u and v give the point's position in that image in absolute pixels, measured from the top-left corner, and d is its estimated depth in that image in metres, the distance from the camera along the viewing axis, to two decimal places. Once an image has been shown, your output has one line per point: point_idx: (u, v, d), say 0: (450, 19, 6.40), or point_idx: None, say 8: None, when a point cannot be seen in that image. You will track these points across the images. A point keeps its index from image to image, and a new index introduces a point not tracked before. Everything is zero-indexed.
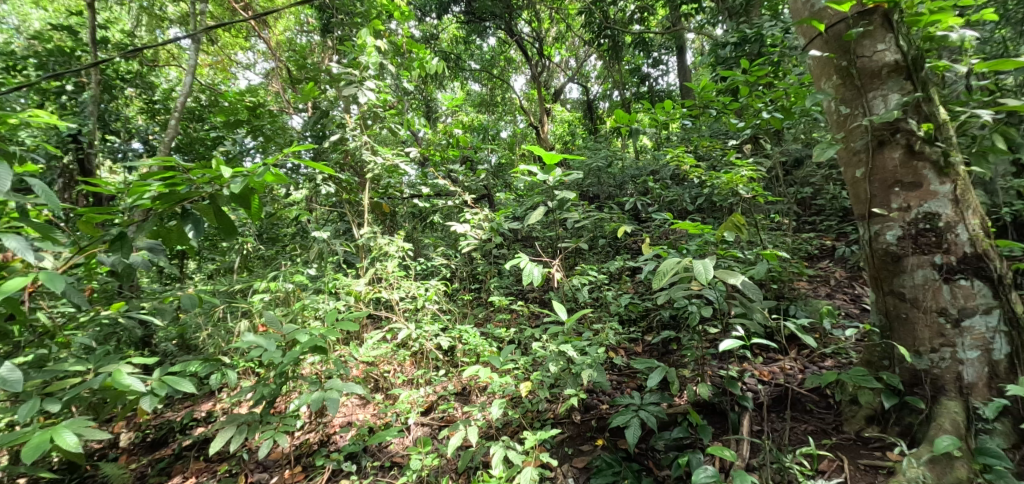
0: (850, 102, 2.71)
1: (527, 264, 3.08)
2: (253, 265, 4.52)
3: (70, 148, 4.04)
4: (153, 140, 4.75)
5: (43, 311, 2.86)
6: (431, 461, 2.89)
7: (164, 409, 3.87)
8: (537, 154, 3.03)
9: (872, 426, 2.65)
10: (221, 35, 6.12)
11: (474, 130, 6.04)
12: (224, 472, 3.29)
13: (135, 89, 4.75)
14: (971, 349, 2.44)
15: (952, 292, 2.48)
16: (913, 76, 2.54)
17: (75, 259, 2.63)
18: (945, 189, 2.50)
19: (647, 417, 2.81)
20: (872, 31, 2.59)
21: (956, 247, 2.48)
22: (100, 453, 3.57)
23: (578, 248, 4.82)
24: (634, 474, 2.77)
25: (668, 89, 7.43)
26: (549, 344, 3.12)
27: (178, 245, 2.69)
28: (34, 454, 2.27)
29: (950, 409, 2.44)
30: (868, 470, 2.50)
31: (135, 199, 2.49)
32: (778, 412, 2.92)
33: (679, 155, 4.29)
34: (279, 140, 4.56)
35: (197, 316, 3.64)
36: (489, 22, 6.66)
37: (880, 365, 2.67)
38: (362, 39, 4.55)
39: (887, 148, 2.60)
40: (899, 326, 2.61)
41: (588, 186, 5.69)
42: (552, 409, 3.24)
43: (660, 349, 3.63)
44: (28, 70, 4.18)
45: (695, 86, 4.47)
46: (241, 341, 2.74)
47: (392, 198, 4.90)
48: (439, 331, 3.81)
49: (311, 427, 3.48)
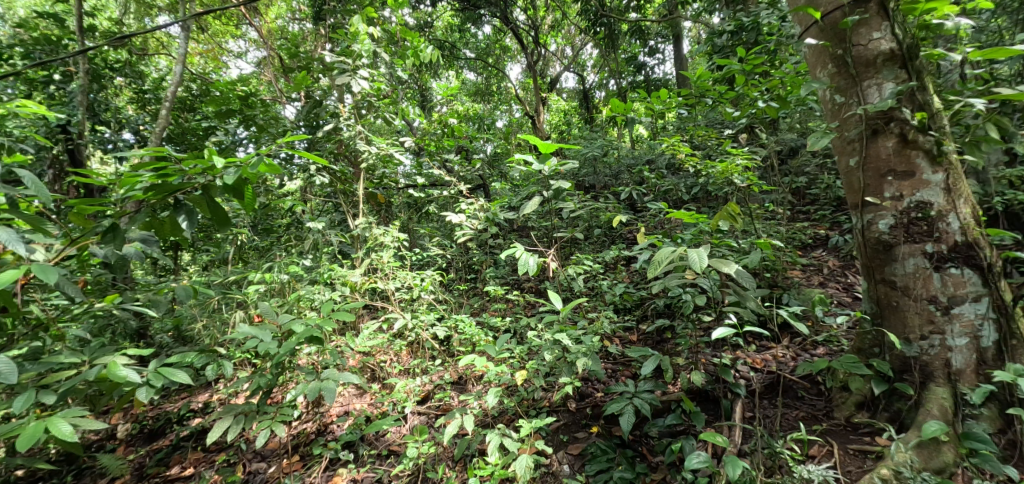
0: (844, 91, 2.72)
1: (523, 253, 3.08)
2: (248, 257, 4.57)
3: (59, 139, 4.00)
4: (144, 130, 4.79)
5: (36, 304, 2.80)
6: (426, 449, 2.95)
7: (161, 400, 3.90)
8: (533, 143, 3.02)
9: (862, 412, 2.69)
10: (211, 22, 6.10)
11: (469, 120, 6.06)
12: (223, 462, 3.31)
13: (124, 78, 4.72)
14: (960, 336, 2.48)
15: (942, 280, 2.50)
16: (908, 65, 2.54)
17: (69, 252, 2.61)
18: (937, 178, 2.53)
19: (642, 404, 2.85)
20: (867, 19, 2.60)
21: (947, 236, 2.50)
22: (98, 445, 3.55)
23: (573, 238, 4.87)
24: (629, 460, 2.83)
25: (665, 78, 7.43)
26: (545, 333, 3.16)
27: (172, 236, 2.72)
28: (29, 444, 2.29)
29: (939, 395, 2.49)
30: (857, 454, 2.54)
31: (127, 190, 2.46)
32: (770, 399, 2.95)
33: (675, 144, 4.17)
34: (272, 130, 4.67)
35: (192, 307, 3.79)
36: (484, 10, 6.49)
37: (870, 353, 2.71)
38: (354, 27, 4.46)
39: (882, 137, 2.61)
40: (891, 314, 2.64)
41: (584, 175, 5.77)
42: (549, 398, 3.26)
43: (655, 338, 3.70)
44: (13, 59, 4.13)
45: (691, 75, 4.46)
46: (236, 333, 2.80)
47: (388, 188, 4.99)
48: (435, 320, 3.86)
49: (309, 417, 3.52)
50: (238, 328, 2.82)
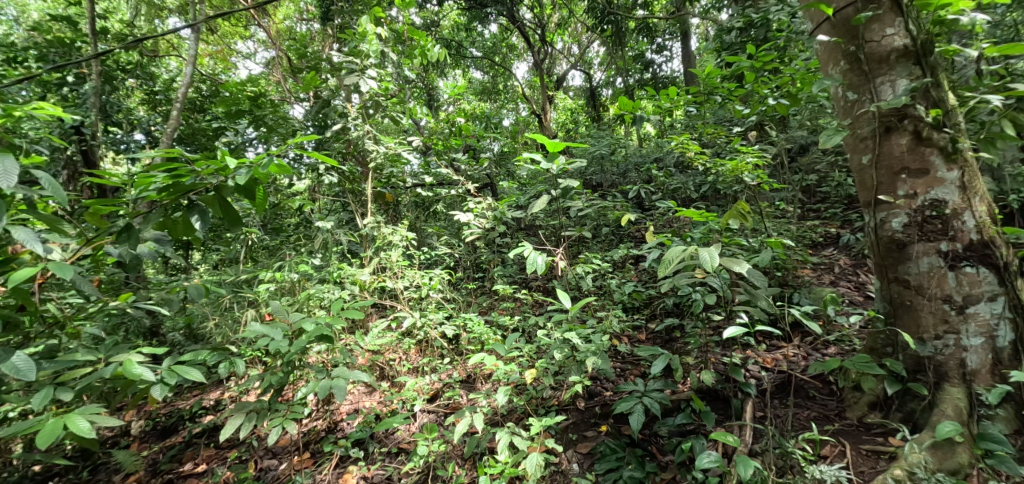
0: (857, 88, 2.69)
1: (531, 252, 3.06)
2: (258, 256, 4.53)
3: (73, 140, 4.02)
4: (155, 131, 4.83)
5: (53, 302, 2.85)
6: (436, 447, 2.95)
7: (174, 398, 3.93)
8: (541, 141, 2.99)
9: (874, 412, 2.67)
10: (220, 24, 6.15)
11: (476, 119, 6.07)
12: (235, 458, 3.34)
13: (135, 80, 4.75)
14: (975, 336, 2.45)
15: (957, 279, 2.48)
16: (922, 61, 2.52)
17: (84, 251, 2.63)
18: (952, 176, 2.50)
19: (651, 403, 2.84)
20: (881, 15, 2.57)
21: (962, 235, 2.47)
22: (113, 441, 3.61)
23: (581, 237, 4.85)
24: (638, 459, 2.82)
25: (672, 75, 7.39)
26: (554, 332, 3.15)
27: (184, 236, 2.71)
28: (49, 440, 2.31)
29: (954, 395, 2.46)
30: (870, 455, 2.52)
31: (140, 191, 2.48)
32: (782, 398, 2.94)
33: (684, 142, 4.13)
34: (281, 130, 4.65)
35: (203, 306, 3.80)
36: (491, 8, 6.48)
37: (883, 352, 2.69)
38: (363, 26, 4.49)
39: (895, 134, 2.58)
40: (904, 313, 2.62)
41: (591, 174, 5.75)
42: (557, 397, 3.26)
43: (664, 337, 3.69)
44: (28, 62, 4.17)
45: (700, 72, 4.43)
46: (248, 331, 2.80)
47: (396, 187, 4.94)
48: (444, 319, 3.87)
49: (319, 415, 3.51)
50: (250, 326, 2.83)
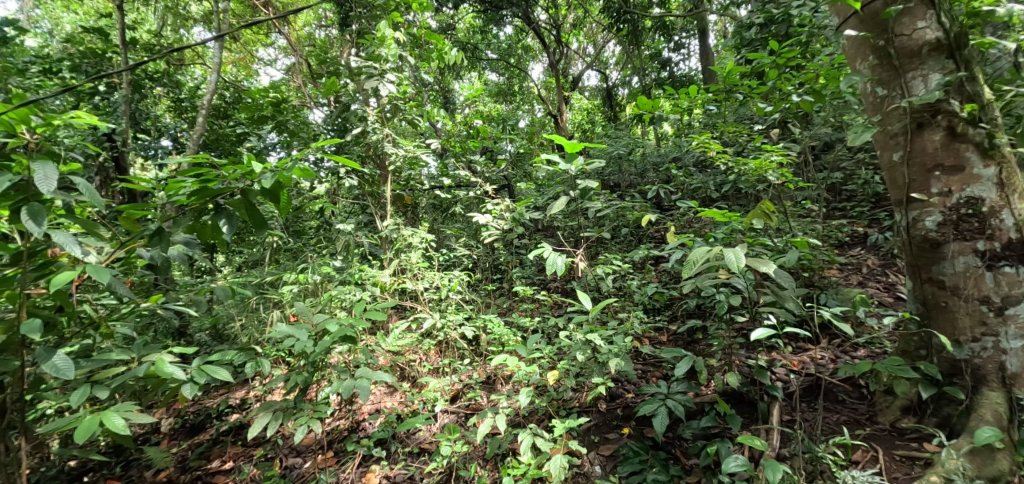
0: (887, 84, 2.63)
1: (551, 253, 3.04)
2: (281, 258, 4.59)
3: (105, 147, 4.19)
4: (181, 137, 4.98)
5: (88, 303, 2.90)
6: (459, 447, 2.94)
7: (201, 396, 3.99)
8: (560, 142, 2.96)
9: (908, 417, 2.60)
10: (241, 31, 6.26)
11: (493, 120, 6.07)
12: (260, 457, 3.38)
13: (162, 88, 4.82)
14: (1014, 338, 2.38)
15: (995, 280, 2.41)
16: (956, 54, 2.45)
17: (118, 254, 2.69)
18: (989, 173, 2.42)
19: (675, 406, 2.80)
20: (912, 8, 2.51)
21: (1001, 233, 2.40)
22: (144, 437, 3.68)
23: (600, 238, 4.83)
24: (662, 462, 2.78)
25: (690, 74, 7.31)
26: (575, 334, 3.12)
27: (212, 239, 2.75)
28: (86, 436, 2.37)
29: (992, 400, 2.38)
30: (904, 460, 2.45)
31: (171, 195, 2.53)
32: (810, 402, 2.88)
33: (705, 142, 4.06)
34: (303, 135, 4.75)
35: (229, 307, 3.87)
36: (507, 10, 6.47)
37: (916, 355, 2.61)
38: (381, 31, 4.48)
39: (928, 131, 2.51)
40: (939, 315, 2.54)
41: (609, 174, 5.71)
42: (579, 398, 3.23)
43: (686, 338, 3.64)
44: (62, 72, 4.29)
45: (720, 70, 4.38)
46: (274, 331, 2.84)
47: (414, 189, 4.95)
48: (464, 320, 3.88)
49: (342, 414, 3.55)
50: (276, 327, 2.86)
